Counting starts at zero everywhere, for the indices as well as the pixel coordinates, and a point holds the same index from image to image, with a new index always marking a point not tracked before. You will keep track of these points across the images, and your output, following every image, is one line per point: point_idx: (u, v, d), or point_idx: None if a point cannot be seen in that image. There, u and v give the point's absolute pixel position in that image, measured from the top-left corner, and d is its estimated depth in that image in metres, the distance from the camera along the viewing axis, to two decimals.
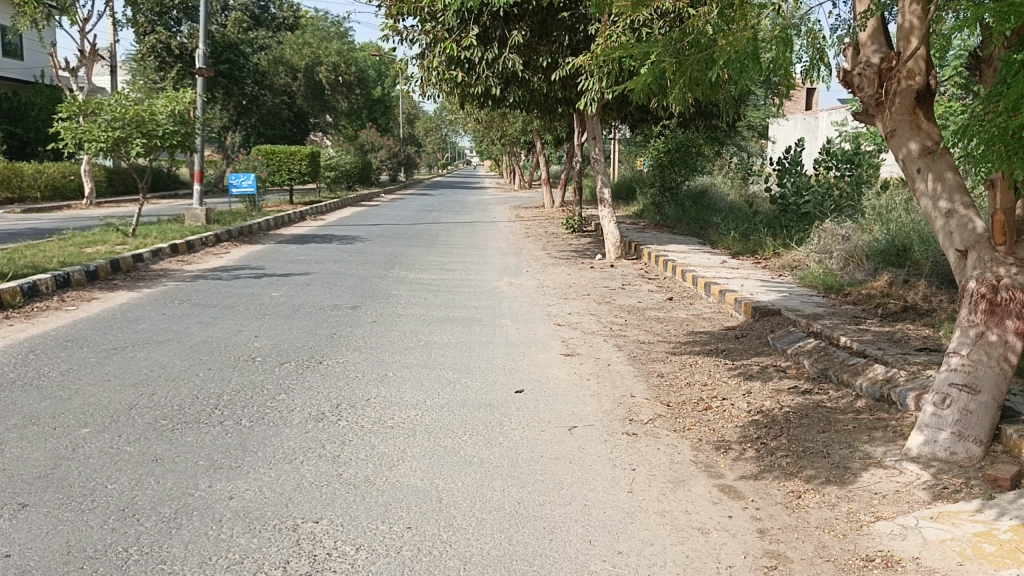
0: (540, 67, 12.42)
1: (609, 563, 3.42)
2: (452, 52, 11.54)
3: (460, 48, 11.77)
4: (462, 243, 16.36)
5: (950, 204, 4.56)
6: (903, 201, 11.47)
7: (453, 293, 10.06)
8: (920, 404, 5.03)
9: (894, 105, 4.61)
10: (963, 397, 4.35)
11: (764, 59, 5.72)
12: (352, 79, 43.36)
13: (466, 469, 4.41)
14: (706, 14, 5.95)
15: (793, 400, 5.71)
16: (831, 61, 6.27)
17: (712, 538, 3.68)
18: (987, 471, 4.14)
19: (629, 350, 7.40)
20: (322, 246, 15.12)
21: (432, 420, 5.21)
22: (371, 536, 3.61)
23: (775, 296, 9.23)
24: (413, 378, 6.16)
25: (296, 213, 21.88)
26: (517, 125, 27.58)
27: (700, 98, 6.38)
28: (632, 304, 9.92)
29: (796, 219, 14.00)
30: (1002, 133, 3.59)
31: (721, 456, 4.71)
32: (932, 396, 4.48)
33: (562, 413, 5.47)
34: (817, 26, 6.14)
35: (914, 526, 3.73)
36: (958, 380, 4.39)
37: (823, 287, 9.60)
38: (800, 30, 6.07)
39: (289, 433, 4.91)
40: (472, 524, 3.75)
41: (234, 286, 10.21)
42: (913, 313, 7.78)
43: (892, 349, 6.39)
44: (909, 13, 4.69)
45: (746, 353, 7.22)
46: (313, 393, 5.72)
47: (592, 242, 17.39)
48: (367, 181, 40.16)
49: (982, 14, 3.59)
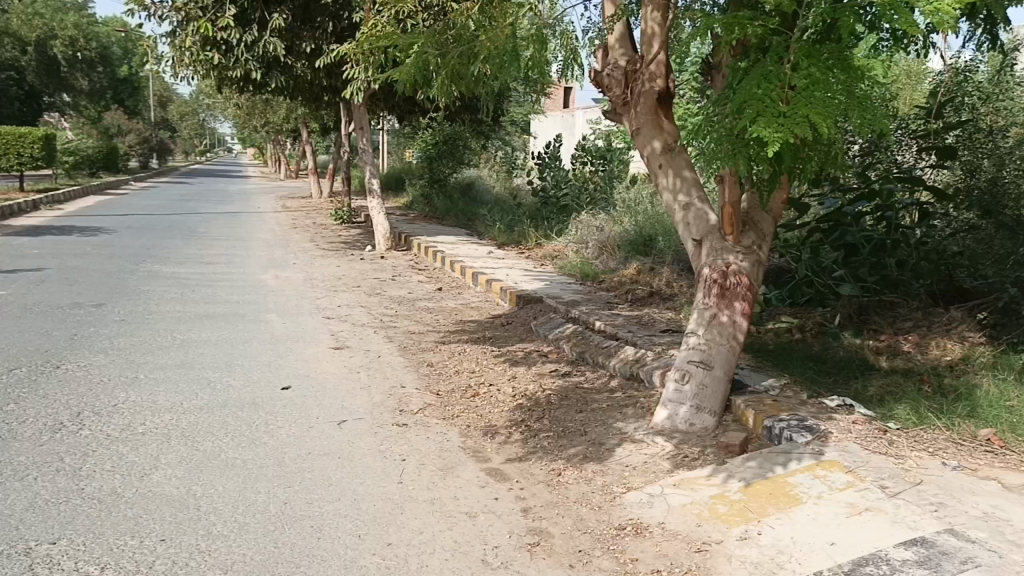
0: (304, 53, 12.02)
1: (379, 556, 3.41)
2: (206, 32, 10.82)
3: (215, 27, 11.09)
4: (223, 236, 15.54)
5: (687, 198, 5.01)
6: (649, 195, 12.41)
7: (212, 288, 9.50)
8: (664, 380, 5.49)
9: (640, 106, 4.96)
10: (701, 371, 4.81)
11: (522, 56, 5.93)
12: (93, 55, 39.41)
13: (225, 473, 4.18)
14: (468, 9, 6.04)
15: (554, 383, 6.00)
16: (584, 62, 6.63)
17: (480, 521, 3.79)
18: (721, 439, 4.62)
19: (398, 341, 7.39)
20: (61, 237, 13.69)
21: (189, 423, 4.89)
22: (119, 553, 3.32)
23: (537, 286, 9.64)
24: (166, 380, 5.75)
25: (30, 203, 19.69)
26: (282, 114, 26.62)
27: (463, 91, 6.49)
28: (402, 294, 9.92)
29: (556, 211, 14.71)
30: (730, 135, 3.93)
31: (488, 441, 4.85)
32: (675, 372, 4.90)
33: (330, 407, 5.35)
34: (570, 26, 6.44)
35: (660, 493, 4.06)
36: (695, 357, 4.85)
37: (582, 276, 10.16)
38: (555, 30, 6.34)
39: (20, 446, 4.39)
40: (233, 530, 3.57)
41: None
42: (658, 298, 8.45)
43: (640, 332, 6.91)
44: (649, 19, 5.06)
45: (510, 339, 7.51)
46: (48, 402, 5.15)
47: (362, 232, 17.23)
48: (114, 168, 36.93)
49: (712, 25, 3.96)
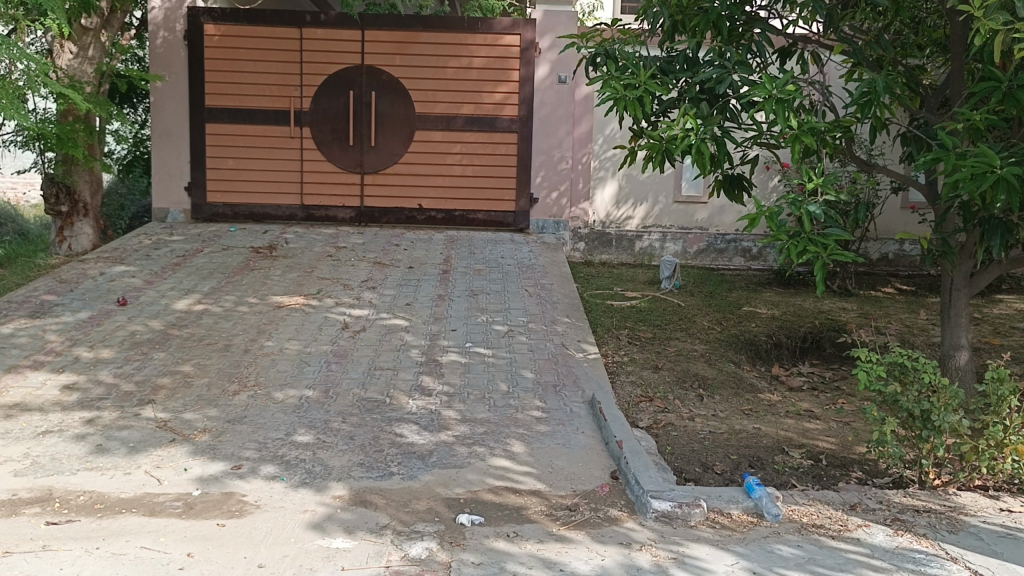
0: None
1: None
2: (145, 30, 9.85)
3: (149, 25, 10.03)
4: None
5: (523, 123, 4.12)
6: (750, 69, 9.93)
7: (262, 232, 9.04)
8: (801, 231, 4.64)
9: None
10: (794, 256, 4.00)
11: None
12: None
13: None
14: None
15: None
16: (592, 28, 5.28)
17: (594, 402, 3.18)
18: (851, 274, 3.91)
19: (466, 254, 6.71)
20: None
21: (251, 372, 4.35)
22: None
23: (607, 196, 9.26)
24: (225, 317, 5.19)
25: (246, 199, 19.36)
26: None
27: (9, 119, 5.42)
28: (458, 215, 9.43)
29: None
30: None
31: None
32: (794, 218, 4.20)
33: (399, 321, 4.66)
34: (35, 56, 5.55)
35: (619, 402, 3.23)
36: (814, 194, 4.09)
37: (649, 185, 9.45)
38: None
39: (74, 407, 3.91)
40: None
41: (27, 252, 8.80)
42: None
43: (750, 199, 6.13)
44: None
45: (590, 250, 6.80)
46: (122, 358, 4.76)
47: None
48: None
49: None
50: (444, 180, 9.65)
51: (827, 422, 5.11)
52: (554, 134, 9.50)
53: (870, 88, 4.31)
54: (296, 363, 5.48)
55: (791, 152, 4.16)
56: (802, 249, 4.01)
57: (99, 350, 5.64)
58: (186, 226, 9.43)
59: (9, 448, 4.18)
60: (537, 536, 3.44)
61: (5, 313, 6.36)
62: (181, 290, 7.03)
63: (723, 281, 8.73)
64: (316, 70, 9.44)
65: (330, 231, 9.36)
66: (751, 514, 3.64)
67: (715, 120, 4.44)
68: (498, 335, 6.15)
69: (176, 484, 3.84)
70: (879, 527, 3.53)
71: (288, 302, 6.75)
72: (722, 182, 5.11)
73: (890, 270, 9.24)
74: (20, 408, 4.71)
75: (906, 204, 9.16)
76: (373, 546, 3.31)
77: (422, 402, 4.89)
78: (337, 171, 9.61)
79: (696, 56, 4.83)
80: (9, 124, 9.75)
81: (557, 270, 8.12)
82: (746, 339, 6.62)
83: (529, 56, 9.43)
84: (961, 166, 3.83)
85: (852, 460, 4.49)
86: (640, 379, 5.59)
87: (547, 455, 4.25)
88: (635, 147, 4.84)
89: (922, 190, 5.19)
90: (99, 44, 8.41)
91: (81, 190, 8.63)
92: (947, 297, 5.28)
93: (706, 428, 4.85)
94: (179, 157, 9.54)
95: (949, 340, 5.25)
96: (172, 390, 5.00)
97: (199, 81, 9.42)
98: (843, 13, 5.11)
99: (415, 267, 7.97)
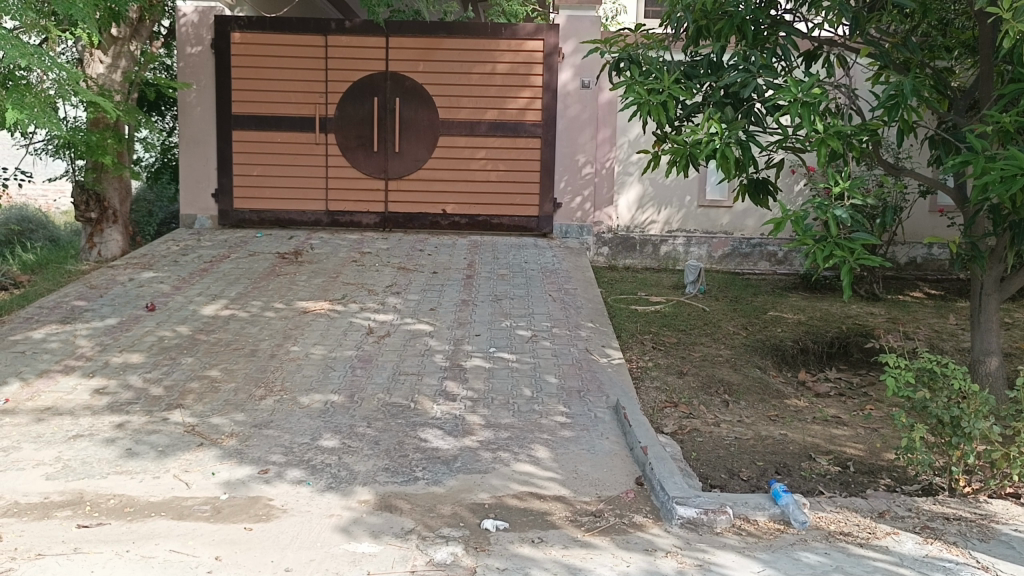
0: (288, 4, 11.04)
1: None
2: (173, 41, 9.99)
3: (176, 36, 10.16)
4: None
5: None
6: None
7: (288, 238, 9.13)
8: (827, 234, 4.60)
9: None
10: (822, 259, 3.96)
11: None
12: None
13: None
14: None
15: None
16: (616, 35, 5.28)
17: None
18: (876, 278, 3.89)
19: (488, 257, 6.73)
20: None
21: None
22: None
23: (633, 194, 9.50)
24: None
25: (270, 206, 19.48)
26: None
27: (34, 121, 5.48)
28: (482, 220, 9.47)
29: None
30: None
31: None
32: (820, 221, 4.17)
33: None
34: (64, 65, 5.61)
35: None
36: (838, 195, 4.07)
37: (679, 188, 9.42)
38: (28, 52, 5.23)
39: None
40: None
41: (57, 257, 8.94)
42: None
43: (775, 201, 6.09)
44: None
45: None
46: None
47: None
48: None
49: None
50: (468, 185, 9.69)
51: (854, 428, 5.06)
52: (577, 139, 9.50)
53: (897, 91, 4.28)
54: (321, 368, 5.52)
55: (817, 156, 4.12)
56: (830, 254, 3.97)
57: (129, 355, 5.71)
58: (213, 232, 9.54)
59: (41, 452, 4.25)
60: (562, 542, 3.43)
61: (37, 319, 6.47)
62: (208, 295, 7.12)
63: (748, 286, 8.68)
64: (341, 76, 9.52)
65: (354, 237, 9.42)
66: (777, 521, 3.61)
67: (740, 124, 4.41)
68: (522, 340, 6.15)
69: (204, 488, 3.88)
70: (908, 535, 3.49)
71: (313, 308, 6.80)
72: (747, 186, 5.07)
73: (918, 274, 9.13)
74: (51, 413, 4.79)
75: (934, 207, 9.07)
76: (398, 551, 3.32)
77: (446, 407, 4.91)
78: (362, 177, 9.67)
79: (720, 60, 4.80)
80: (41, 133, 9.93)
81: (581, 275, 8.11)
82: (772, 344, 6.58)
83: (553, 62, 9.44)
84: (990, 169, 3.80)
85: (880, 466, 4.44)
86: (665, 385, 5.57)
87: (571, 460, 4.25)
88: (658, 151, 4.83)
89: (950, 194, 5.13)
90: (128, 53, 8.55)
91: (110, 197, 8.76)
92: (977, 303, 5.21)
93: (732, 434, 4.82)
94: (206, 163, 9.64)
95: (979, 346, 5.18)
96: (199, 395, 5.06)
97: (226, 88, 9.53)
98: (870, 16, 5.06)
99: (439, 272, 8.00)
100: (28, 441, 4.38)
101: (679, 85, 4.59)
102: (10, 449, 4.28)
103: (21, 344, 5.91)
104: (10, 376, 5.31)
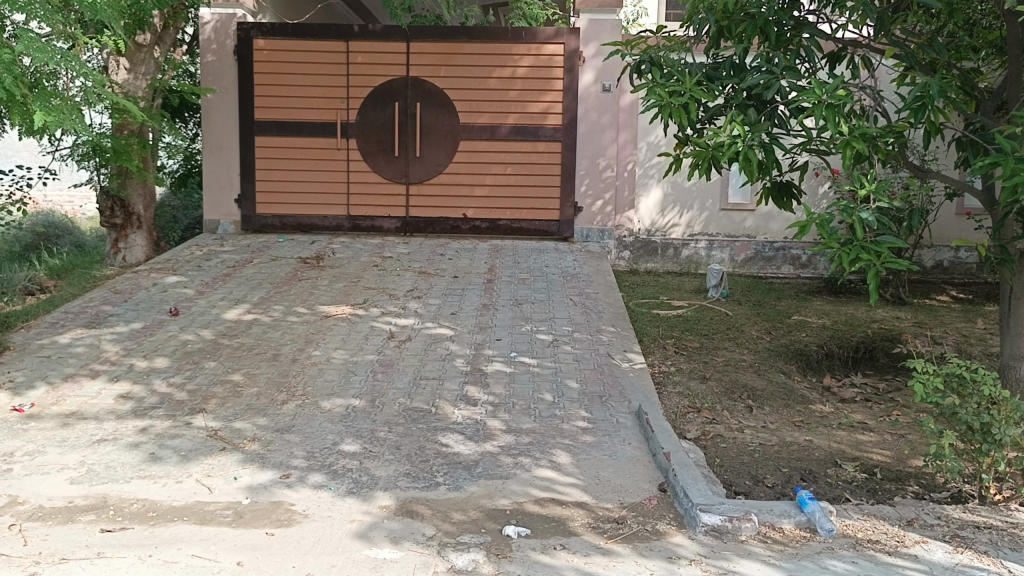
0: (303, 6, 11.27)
1: None
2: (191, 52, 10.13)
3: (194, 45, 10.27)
4: None
5: None
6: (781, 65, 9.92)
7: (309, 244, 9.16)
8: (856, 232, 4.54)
9: None
10: (848, 259, 3.90)
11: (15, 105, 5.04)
12: None
13: None
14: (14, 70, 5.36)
15: None
16: (639, 36, 5.23)
17: None
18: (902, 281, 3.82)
19: None
20: None
21: None
22: None
23: (658, 195, 9.48)
24: None
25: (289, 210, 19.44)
26: None
27: (59, 123, 5.52)
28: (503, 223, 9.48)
29: None
30: None
31: None
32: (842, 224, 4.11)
33: None
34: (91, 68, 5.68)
35: None
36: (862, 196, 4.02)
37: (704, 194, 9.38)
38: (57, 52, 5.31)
39: None
40: None
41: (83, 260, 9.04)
42: None
43: None
44: None
45: None
46: None
47: None
48: None
49: None
50: (488, 189, 9.69)
51: (881, 434, 4.99)
52: (598, 142, 9.50)
53: (924, 92, 4.20)
54: (343, 372, 5.53)
55: (843, 158, 4.03)
56: (855, 257, 3.90)
57: (152, 359, 5.75)
58: (236, 237, 9.60)
59: (66, 457, 4.28)
60: (584, 549, 3.40)
61: (62, 324, 6.53)
62: (230, 300, 7.15)
63: (771, 290, 8.61)
64: (362, 81, 9.54)
65: (375, 241, 9.46)
66: (803, 529, 3.56)
67: (763, 126, 4.35)
68: (543, 345, 6.13)
69: (226, 493, 3.89)
70: (937, 544, 3.42)
71: (335, 312, 6.81)
72: (770, 191, 4.98)
73: (945, 278, 9.04)
74: (77, 417, 4.83)
75: (961, 210, 8.93)
76: (420, 558, 3.31)
77: (467, 412, 4.90)
78: (383, 182, 9.69)
79: (743, 62, 4.73)
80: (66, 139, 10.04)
81: (602, 278, 8.08)
82: (796, 349, 6.51)
83: (574, 65, 9.41)
84: (1020, 170, 3.71)
85: (908, 473, 4.38)
86: (688, 390, 5.52)
87: (593, 466, 4.22)
88: (680, 154, 4.77)
89: (978, 196, 5.03)
90: (152, 60, 8.62)
91: (134, 202, 8.85)
92: (1007, 306, 5.11)
93: (756, 440, 4.77)
94: (228, 169, 9.72)
95: (1009, 350, 5.10)
96: (222, 399, 5.08)
97: (248, 94, 9.59)
98: (895, 16, 4.97)
99: (460, 276, 7.99)
100: (53, 445, 4.42)
101: (701, 90, 4.56)
102: (36, 453, 4.32)
103: (46, 349, 5.97)
104: (37, 380, 5.37)
